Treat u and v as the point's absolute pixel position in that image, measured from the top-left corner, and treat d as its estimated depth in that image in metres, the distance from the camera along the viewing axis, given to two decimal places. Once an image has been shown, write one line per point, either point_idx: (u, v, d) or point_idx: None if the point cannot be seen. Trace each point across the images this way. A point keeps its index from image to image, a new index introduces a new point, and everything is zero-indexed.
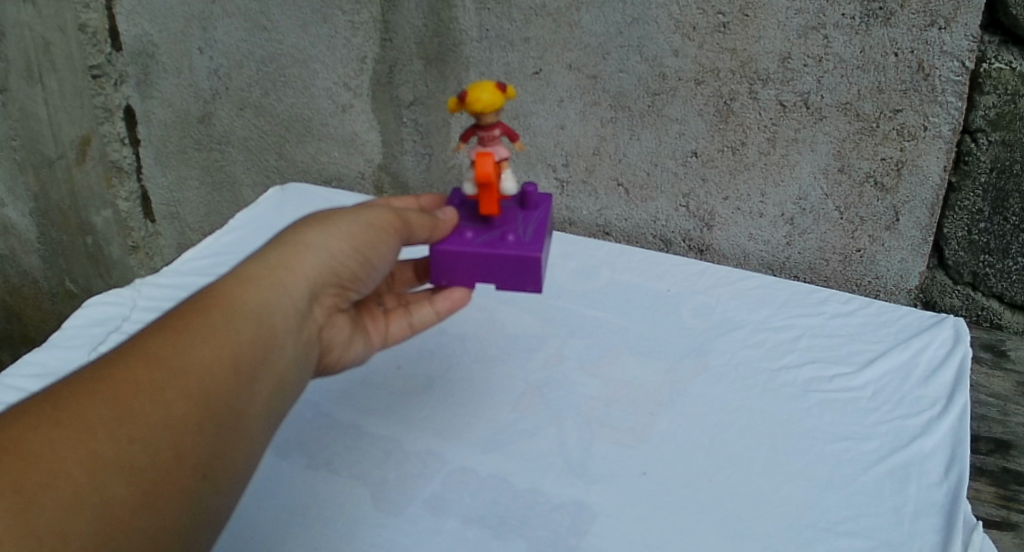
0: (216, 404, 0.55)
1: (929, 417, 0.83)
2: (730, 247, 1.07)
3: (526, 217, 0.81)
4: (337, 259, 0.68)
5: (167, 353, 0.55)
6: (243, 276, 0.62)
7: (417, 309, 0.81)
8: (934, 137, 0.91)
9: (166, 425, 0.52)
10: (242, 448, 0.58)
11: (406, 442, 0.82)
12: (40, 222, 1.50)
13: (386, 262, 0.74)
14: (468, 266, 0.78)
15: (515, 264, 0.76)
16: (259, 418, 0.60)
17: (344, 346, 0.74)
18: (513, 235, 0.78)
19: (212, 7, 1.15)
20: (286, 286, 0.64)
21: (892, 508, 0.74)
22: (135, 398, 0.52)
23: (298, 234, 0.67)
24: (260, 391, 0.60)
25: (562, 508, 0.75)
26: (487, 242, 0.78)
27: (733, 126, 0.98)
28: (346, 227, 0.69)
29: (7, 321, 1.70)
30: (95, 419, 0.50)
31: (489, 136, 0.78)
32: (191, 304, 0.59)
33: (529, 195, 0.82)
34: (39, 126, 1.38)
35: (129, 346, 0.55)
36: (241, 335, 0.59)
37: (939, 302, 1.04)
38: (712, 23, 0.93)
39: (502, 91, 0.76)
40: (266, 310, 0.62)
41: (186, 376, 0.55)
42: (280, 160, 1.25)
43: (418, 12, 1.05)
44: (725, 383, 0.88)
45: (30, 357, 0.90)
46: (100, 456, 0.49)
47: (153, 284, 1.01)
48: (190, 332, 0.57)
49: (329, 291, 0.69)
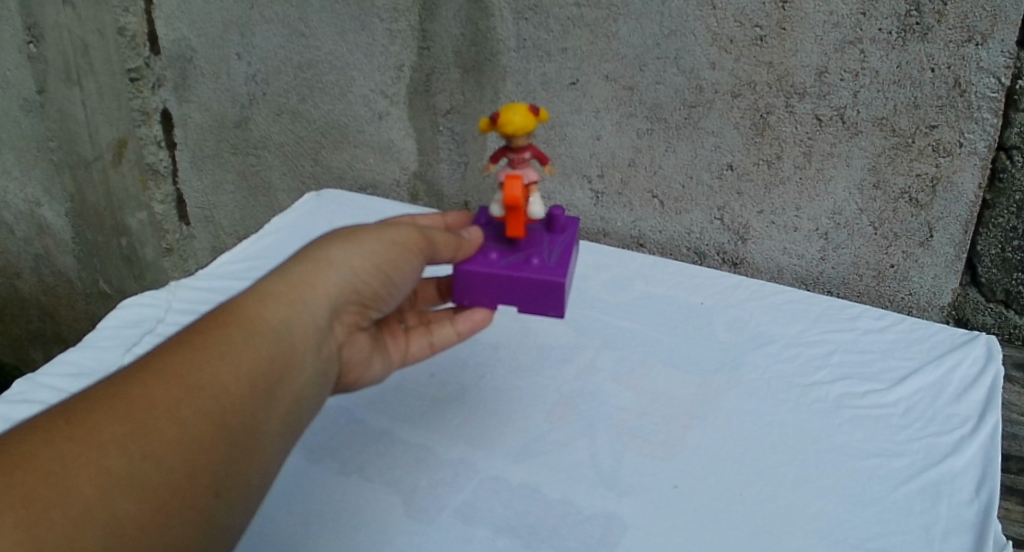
0: (230, 422, 0.56)
1: (960, 435, 0.83)
2: (763, 261, 1.07)
3: (552, 241, 0.81)
4: (359, 277, 0.68)
5: (184, 371, 0.56)
6: (265, 292, 0.63)
7: (439, 329, 0.81)
8: (969, 154, 0.91)
9: (180, 444, 0.53)
10: (256, 465, 0.59)
11: (438, 450, 0.83)
12: (76, 223, 1.53)
13: (410, 282, 0.74)
14: (491, 288, 0.78)
15: (539, 288, 0.76)
16: (275, 435, 0.61)
17: (364, 365, 0.75)
18: (537, 259, 0.78)
19: (250, 13, 1.16)
20: (308, 303, 0.64)
21: (922, 526, 0.74)
22: (149, 415, 0.53)
23: (322, 251, 0.68)
24: (277, 409, 0.61)
25: (593, 519, 0.75)
26: (511, 265, 0.78)
27: (769, 140, 0.98)
28: (370, 244, 0.69)
29: (42, 320, 1.74)
30: (109, 436, 0.51)
31: (520, 162, 0.79)
32: (211, 321, 0.60)
33: (557, 218, 0.82)
34: (77, 128, 1.40)
35: (147, 362, 0.56)
36: (259, 354, 0.59)
37: (971, 320, 1.02)
38: (749, 36, 0.93)
39: (535, 114, 0.76)
40: (286, 327, 0.62)
41: (202, 393, 0.55)
42: (315, 166, 1.26)
43: (456, 21, 1.06)
44: (759, 397, 0.88)
45: (65, 356, 0.91)
46: (112, 474, 0.50)
47: (188, 287, 1.02)
48: (208, 350, 0.57)
49: (351, 308, 0.69)
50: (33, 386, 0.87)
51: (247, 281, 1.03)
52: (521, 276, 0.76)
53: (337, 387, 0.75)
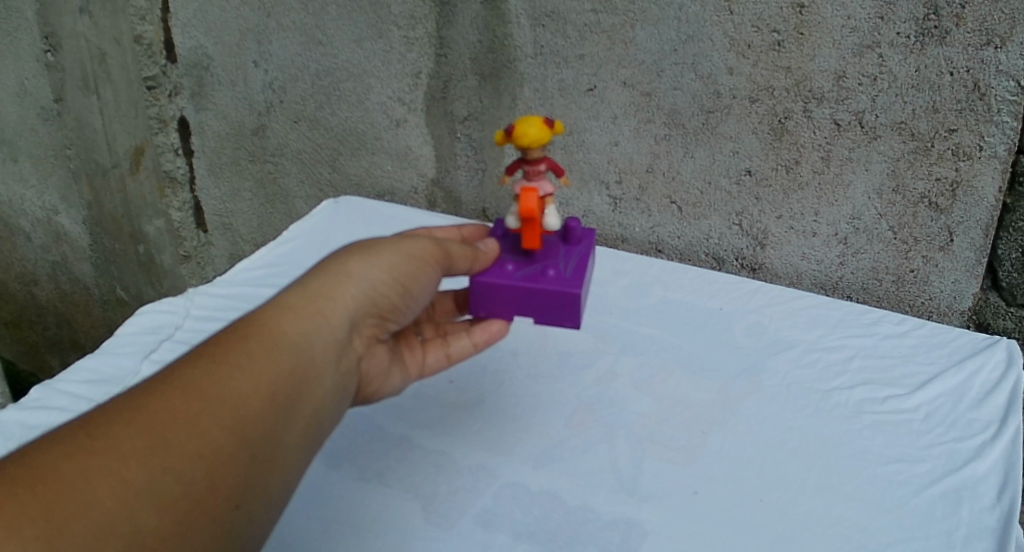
0: (251, 434, 0.56)
1: (982, 440, 0.82)
2: (782, 266, 1.07)
3: (568, 252, 0.81)
4: (378, 289, 0.68)
5: (204, 384, 0.56)
6: (284, 305, 0.63)
7: (455, 341, 0.79)
8: (989, 158, 0.90)
9: (200, 457, 0.53)
10: (277, 477, 0.58)
11: (457, 456, 0.82)
12: (93, 230, 1.53)
13: (429, 293, 0.74)
14: (508, 299, 0.77)
15: (556, 299, 0.76)
16: (295, 448, 0.60)
17: (383, 377, 0.74)
18: (553, 270, 0.77)
19: (268, 21, 1.17)
20: (327, 316, 0.64)
21: (943, 532, 0.74)
22: (170, 428, 0.53)
23: (341, 263, 0.67)
24: (297, 421, 0.60)
25: (613, 525, 0.75)
26: (528, 276, 0.77)
27: (788, 145, 0.98)
28: (389, 256, 0.69)
29: (59, 327, 1.75)
30: (129, 449, 0.51)
31: (534, 179, 0.79)
32: (231, 334, 0.60)
33: (573, 230, 0.82)
34: (95, 136, 1.41)
35: (168, 374, 0.56)
36: (279, 367, 0.59)
37: (992, 324, 1.01)
38: (767, 40, 0.93)
39: (550, 126, 0.76)
40: (306, 340, 0.62)
41: (222, 406, 0.56)
42: (333, 174, 1.26)
43: (473, 28, 1.06)
44: (780, 402, 0.88)
45: (83, 363, 0.91)
46: (133, 486, 0.50)
47: (206, 294, 1.02)
48: (228, 363, 0.58)
49: (370, 321, 0.69)
50: (51, 392, 0.87)
51: (266, 288, 1.03)
52: (538, 286, 0.76)
53: (356, 400, 0.74)
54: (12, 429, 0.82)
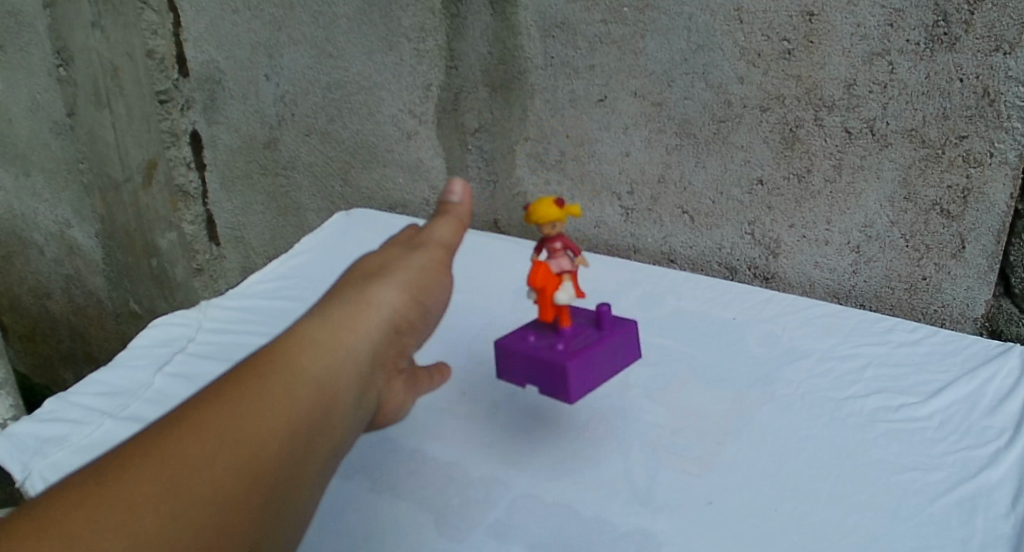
0: (280, 460, 0.57)
1: (997, 447, 0.82)
2: (795, 275, 1.06)
3: (598, 336, 0.75)
4: (396, 313, 0.69)
5: (228, 416, 0.57)
6: (306, 336, 0.64)
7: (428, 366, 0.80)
8: (1000, 164, 0.89)
9: (229, 485, 0.54)
10: (307, 497, 0.59)
11: (471, 468, 0.82)
12: (106, 244, 1.54)
13: (438, 314, 0.75)
14: (515, 365, 0.74)
15: (547, 368, 0.72)
16: (324, 469, 0.61)
17: (405, 403, 0.74)
18: (562, 343, 0.73)
19: (279, 35, 1.18)
20: (349, 344, 0.65)
21: (959, 540, 0.73)
22: (198, 460, 0.54)
23: (361, 291, 0.69)
24: (325, 444, 0.61)
25: (628, 536, 0.74)
26: (541, 344, 0.74)
27: (799, 153, 0.98)
28: (401, 282, 0.71)
29: (72, 340, 1.76)
30: (159, 480, 0.52)
31: (566, 246, 0.75)
32: (254, 367, 0.61)
33: (604, 314, 0.75)
34: (107, 150, 1.42)
35: (192, 409, 0.57)
36: (303, 395, 0.60)
37: (1005, 331, 0.99)
38: (777, 49, 0.93)
39: (562, 207, 0.72)
40: (330, 368, 0.63)
41: (249, 436, 0.56)
42: (345, 187, 1.26)
43: (483, 40, 1.07)
44: (794, 412, 0.88)
45: (98, 376, 0.91)
46: (165, 513, 0.51)
47: (219, 306, 1.02)
48: (251, 395, 0.58)
49: (392, 347, 0.70)
50: (64, 405, 0.87)
51: (278, 302, 1.03)
52: (608, 336, 0.75)
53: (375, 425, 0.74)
54: (26, 442, 0.82)
